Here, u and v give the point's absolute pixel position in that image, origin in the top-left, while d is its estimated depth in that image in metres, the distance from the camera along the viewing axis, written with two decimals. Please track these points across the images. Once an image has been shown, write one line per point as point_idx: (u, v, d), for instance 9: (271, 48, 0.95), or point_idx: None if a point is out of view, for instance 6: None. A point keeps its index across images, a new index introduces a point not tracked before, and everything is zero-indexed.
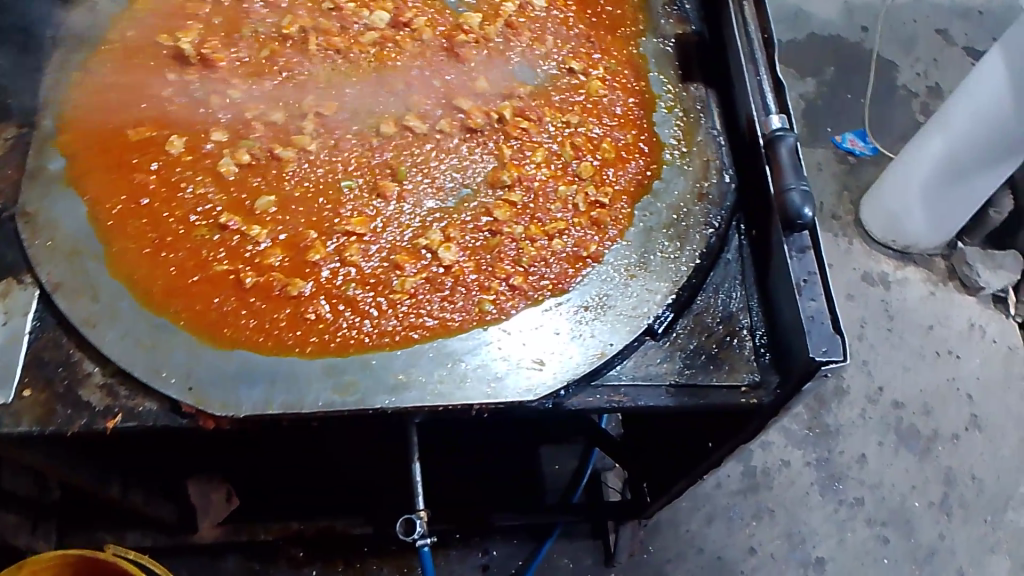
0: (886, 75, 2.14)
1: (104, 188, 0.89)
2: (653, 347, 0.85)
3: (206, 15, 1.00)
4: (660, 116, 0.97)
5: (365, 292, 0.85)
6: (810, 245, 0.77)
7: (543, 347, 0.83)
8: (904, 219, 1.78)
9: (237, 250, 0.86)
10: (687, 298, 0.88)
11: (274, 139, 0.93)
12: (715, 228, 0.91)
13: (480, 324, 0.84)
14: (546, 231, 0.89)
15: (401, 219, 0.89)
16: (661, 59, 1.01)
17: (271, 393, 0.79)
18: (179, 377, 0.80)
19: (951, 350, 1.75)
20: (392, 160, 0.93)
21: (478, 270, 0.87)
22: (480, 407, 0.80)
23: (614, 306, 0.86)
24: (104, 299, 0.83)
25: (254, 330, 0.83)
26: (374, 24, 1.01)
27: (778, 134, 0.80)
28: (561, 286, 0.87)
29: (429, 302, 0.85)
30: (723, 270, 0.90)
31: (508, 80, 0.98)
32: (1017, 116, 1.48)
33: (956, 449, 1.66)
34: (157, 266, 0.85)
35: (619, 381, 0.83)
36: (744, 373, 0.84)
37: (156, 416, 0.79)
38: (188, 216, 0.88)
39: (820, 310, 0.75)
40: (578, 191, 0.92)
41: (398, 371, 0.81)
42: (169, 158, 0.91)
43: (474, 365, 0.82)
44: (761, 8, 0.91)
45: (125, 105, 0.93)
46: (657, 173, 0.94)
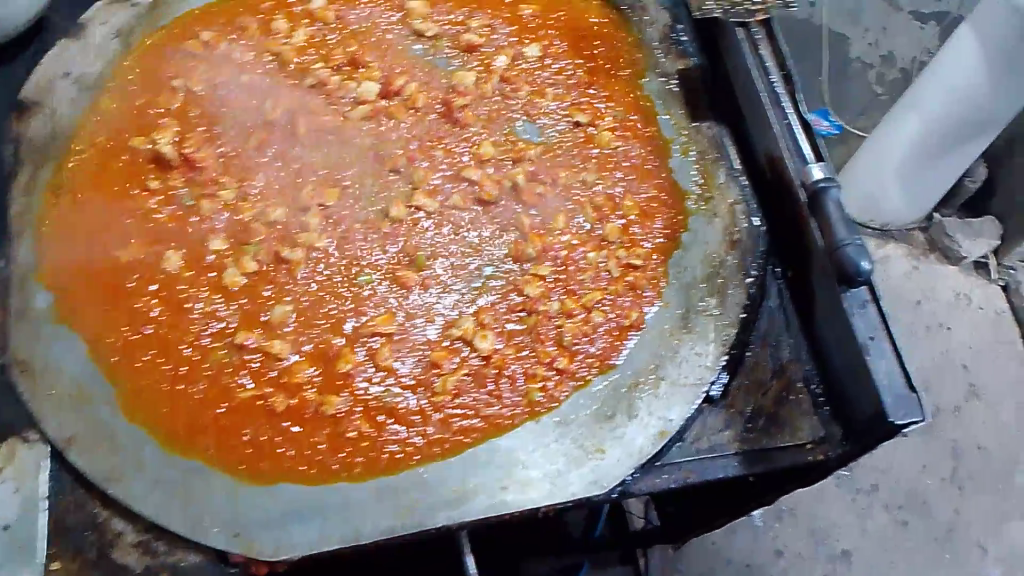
0: (841, 48, 2.10)
1: (102, 322, 0.82)
2: (712, 415, 0.83)
3: (179, 108, 0.91)
4: (676, 161, 0.93)
5: (406, 399, 0.80)
6: (869, 299, 0.76)
7: (602, 432, 0.79)
8: (883, 198, 1.77)
9: (261, 371, 0.80)
10: (737, 357, 0.85)
11: (278, 239, 0.86)
12: (753, 278, 0.87)
13: (532, 416, 0.80)
14: (583, 304, 0.86)
15: (429, 310, 0.84)
16: (667, 99, 0.96)
17: (326, 528, 0.73)
18: (221, 525, 0.73)
19: (941, 322, 1.77)
20: (409, 244, 0.87)
21: (521, 358, 0.83)
22: (547, 507, 0.75)
23: (667, 376, 0.82)
24: (124, 448, 0.76)
25: (295, 458, 0.77)
26: (363, 95, 0.94)
27: (822, 184, 0.78)
28: (608, 361, 0.83)
29: (475, 400, 0.81)
30: (767, 319, 0.87)
31: (512, 138, 0.93)
32: (991, 87, 1.48)
33: (959, 421, 1.68)
34: (176, 401, 0.79)
35: (683, 456, 0.80)
36: (806, 429, 0.82)
37: (202, 569, 0.73)
38: (201, 339, 0.81)
39: (890, 370, 0.73)
40: (608, 256, 0.88)
41: (456, 482, 0.76)
42: (167, 276, 0.84)
43: (534, 463, 0.78)
44: (775, 42, 0.87)
45: (109, 222, 0.85)
46: (685, 225, 0.90)
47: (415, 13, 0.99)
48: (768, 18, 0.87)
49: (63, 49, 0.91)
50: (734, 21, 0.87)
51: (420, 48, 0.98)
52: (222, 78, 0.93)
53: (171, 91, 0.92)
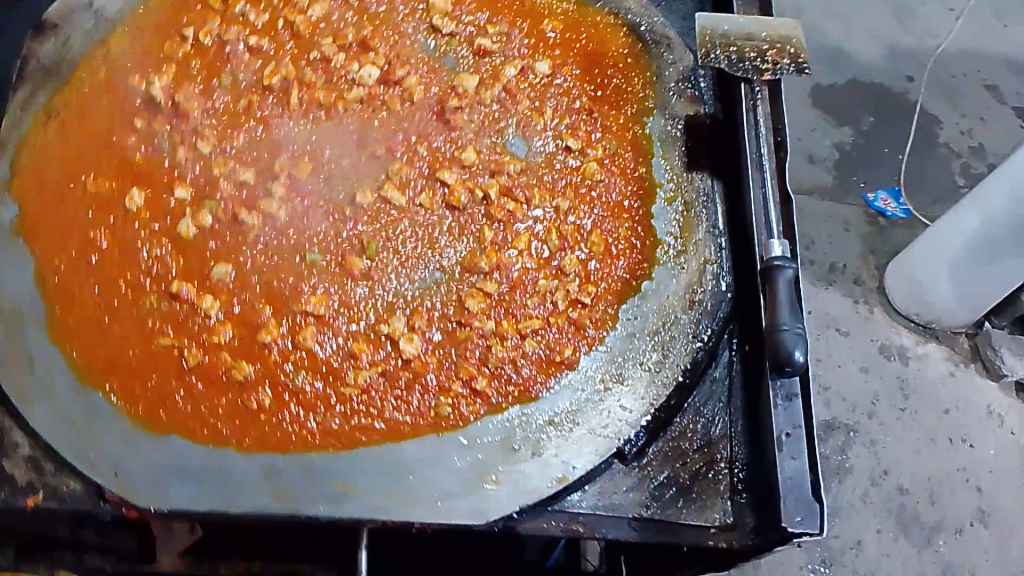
0: (928, 129, 1.98)
1: (54, 243, 0.84)
2: (621, 472, 0.79)
3: (183, 58, 0.93)
4: (658, 208, 0.89)
5: (313, 387, 0.79)
6: (799, 392, 0.71)
7: (502, 464, 0.77)
8: (929, 290, 1.68)
9: (185, 323, 0.80)
10: (664, 420, 0.81)
11: (240, 201, 0.87)
12: (703, 342, 0.83)
13: (435, 430, 0.78)
14: (519, 329, 0.83)
15: (366, 302, 0.83)
16: (666, 141, 0.93)
17: (201, 491, 0.73)
18: (106, 463, 0.75)
19: (965, 437, 1.65)
20: (366, 233, 0.87)
21: (440, 370, 0.81)
22: (424, 526, 0.73)
23: (584, 422, 0.79)
24: (39, 369, 0.78)
25: (191, 416, 0.77)
26: (362, 79, 0.94)
27: (778, 262, 0.73)
28: (528, 392, 0.80)
29: (383, 401, 0.79)
30: (708, 389, 0.83)
31: (499, 151, 0.92)
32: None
33: (959, 544, 1.56)
34: (100, 335, 0.80)
35: (580, 507, 0.77)
36: (717, 511, 0.77)
37: (78, 500, 0.75)
38: (139, 280, 0.82)
39: (799, 470, 0.68)
40: (559, 287, 0.85)
41: (340, 477, 0.75)
42: (126, 214, 0.85)
43: (423, 479, 0.75)
44: (776, 104, 0.83)
45: (88, 151, 0.87)
46: (648, 272, 0.86)
47: (436, 9, 0.99)
48: (776, 79, 0.84)
49: None
50: (738, 75, 0.83)
51: (432, 43, 0.97)
52: (231, 37, 0.94)
53: (181, 39, 0.94)
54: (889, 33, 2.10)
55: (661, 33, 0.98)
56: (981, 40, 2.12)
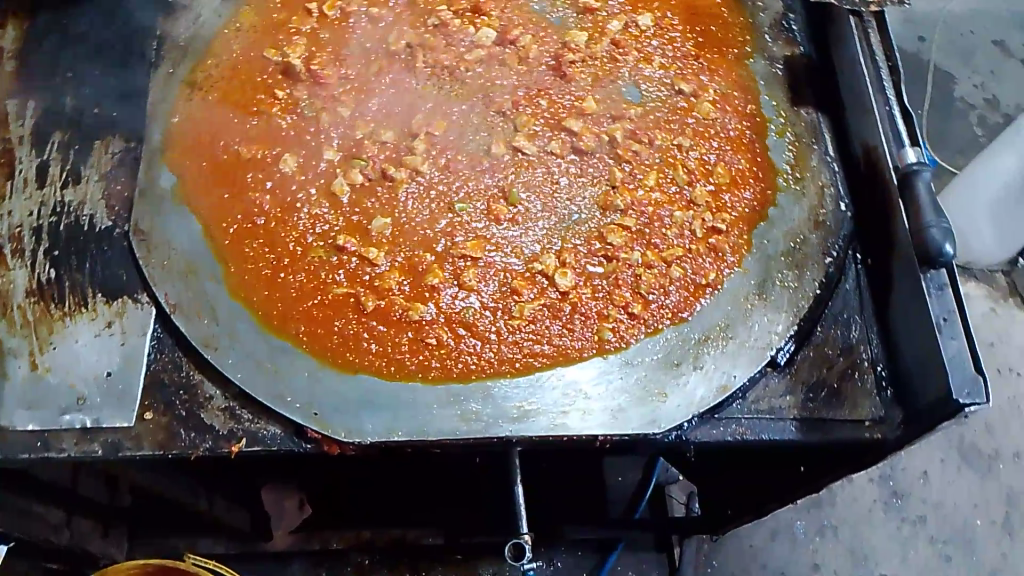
0: (944, 87, 2.08)
1: (217, 207, 0.88)
2: (775, 380, 0.84)
3: (311, 30, 0.98)
4: (773, 140, 0.95)
5: (485, 319, 0.84)
6: (948, 283, 0.76)
7: (665, 378, 0.82)
8: (969, 237, 1.74)
9: (355, 272, 0.85)
10: (808, 330, 0.87)
11: (385, 159, 0.92)
12: (833, 258, 0.89)
13: (599, 352, 0.83)
14: (664, 258, 0.88)
15: (517, 242, 0.88)
16: (770, 81, 0.99)
17: (395, 420, 0.78)
18: (303, 402, 0.79)
19: (1012, 367, 1.74)
20: (505, 180, 0.92)
21: (595, 298, 0.86)
22: (605, 438, 0.79)
23: (736, 337, 0.85)
24: (223, 320, 0.82)
25: (375, 355, 0.81)
26: (481, 41, 0.99)
27: (915, 167, 0.80)
28: (680, 315, 0.86)
29: (549, 329, 0.84)
30: (842, 300, 0.89)
31: (616, 98, 0.97)
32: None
33: (1018, 468, 1.64)
34: (275, 288, 0.84)
35: (741, 414, 0.82)
36: (866, 408, 0.83)
37: (278, 439, 0.78)
38: (305, 237, 0.87)
39: (960, 351, 0.74)
40: (694, 217, 0.91)
41: (521, 401, 0.80)
42: (282, 176, 0.89)
43: (599, 399, 0.81)
44: (885, 34, 0.89)
45: (235, 120, 0.92)
46: (773, 200, 0.92)
47: None
48: (881, 11, 0.91)
49: None
50: (848, 8, 0.90)
51: (539, 5, 1.03)
52: (354, 9, 1.00)
53: (306, 13, 0.99)
54: None
55: None
56: None
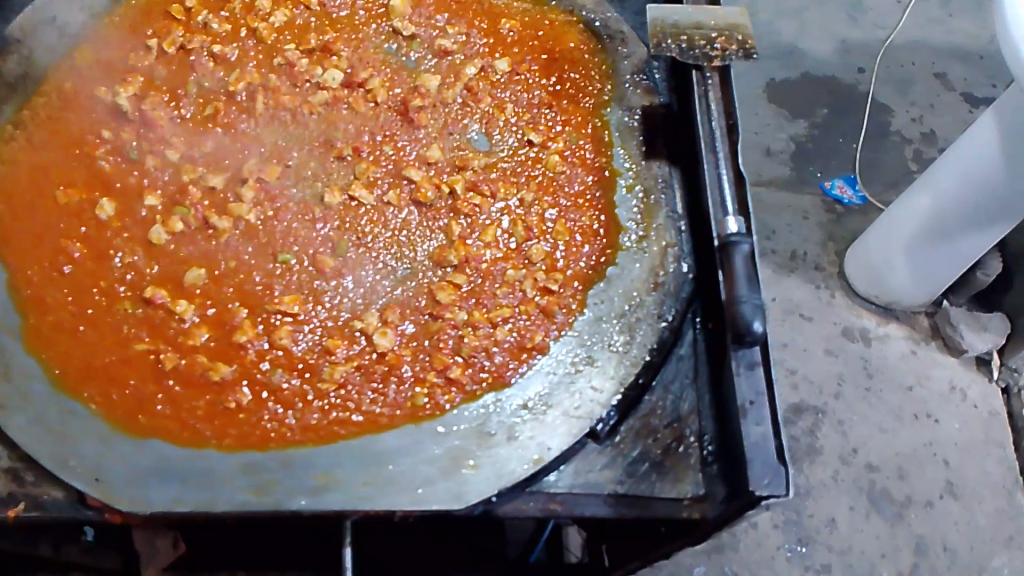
0: (880, 119, 2.02)
1: (27, 256, 0.84)
2: (595, 451, 0.81)
3: (148, 68, 0.95)
4: (620, 196, 0.92)
5: (289, 383, 0.80)
6: (760, 362, 0.74)
7: (478, 448, 0.78)
8: (887, 274, 1.71)
9: (160, 327, 0.81)
10: (634, 398, 0.83)
11: (210, 206, 0.88)
12: (668, 322, 0.86)
13: (412, 419, 0.80)
14: (490, 318, 0.85)
15: (339, 299, 0.85)
16: (624, 133, 0.96)
17: (183, 489, 0.74)
18: (86, 468, 0.75)
19: (930, 412, 1.69)
20: (336, 231, 0.88)
21: (414, 361, 0.82)
22: (405, 513, 0.74)
23: (557, 405, 0.81)
24: (15, 378, 0.78)
25: (169, 418, 0.78)
26: (326, 82, 0.96)
27: (734, 239, 0.76)
28: (501, 378, 0.82)
29: (360, 394, 0.80)
30: (674, 366, 0.85)
31: (463, 147, 0.94)
32: (1004, 192, 1.41)
33: (929, 516, 1.60)
34: (75, 343, 0.81)
35: (557, 487, 0.79)
36: (688, 484, 0.80)
37: (62, 508, 0.74)
38: (113, 288, 0.83)
39: (764, 437, 0.71)
40: (527, 276, 0.87)
41: (320, 470, 0.76)
42: (98, 223, 0.86)
43: (406, 470, 0.77)
44: (728, 90, 0.86)
45: (57, 163, 0.89)
46: (612, 259, 0.89)
47: (395, 12, 1.02)
48: (726, 66, 0.87)
49: None
50: (690, 63, 0.86)
51: (394, 46, 1.00)
52: (195, 45, 0.96)
53: (145, 50, 0.96)
54: (841, 29, 2.14)
55: (615, 28, 1.02)
56: (926, 31, 2.15)
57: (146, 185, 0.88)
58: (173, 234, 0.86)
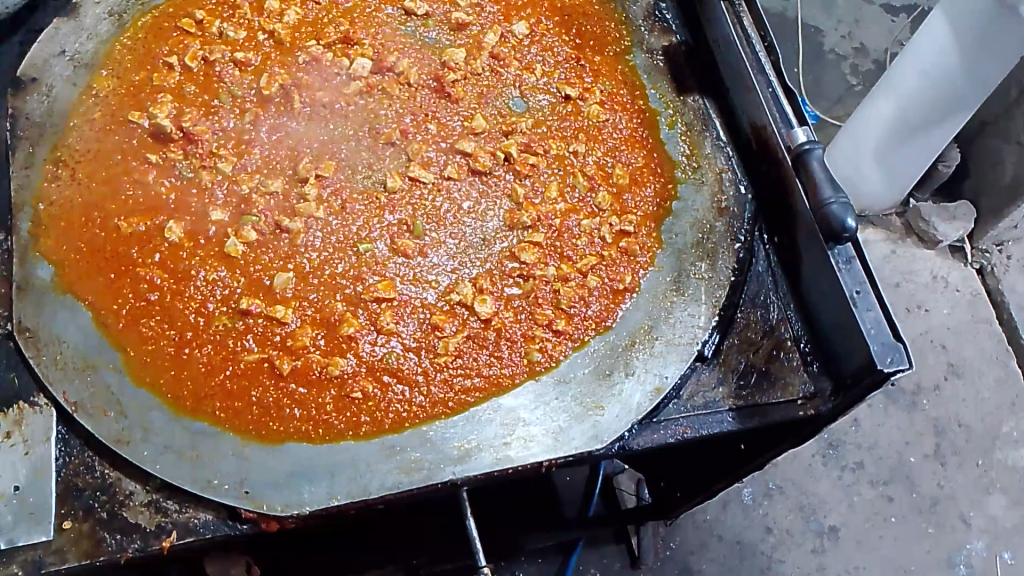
0: (813, 41, 2.11)
1: (104, 290, 0.83)
2: (706, 373, 0.85)
3: (175, 85, 0.93)
4: (665, 134, 0.96)
5: (406, 361, 0.81)
6: (855, 255, 0.78)
7: (601, 390, 0.81)
8: (858, 181, 1.78)
9: (265, 336, 0.81)
10: (729, 317, 0.87)
11: (277, 211, 0.88)
12: (742, 243, 0.90)
13: (531, 375, 0.82)
14: (579, 268, 0.87)
15: (429, 275, 0.86)
16: (653, 74, 0.99)
17: (334, 485, 0.74)
18: (232, 482, 0.75)
19: (920, 304, 1.79)
20: (406, 213, 0.89)
21: (519, 320, 0.85)
22: (550, 463, 0.76)
23: (661, 336, 0.85)
24: (131, 412, 0.78)
25: (301, 420, 0.78)
26: (357, 72, 0.96)
27: (807, 146, 0.81)
28: (604, 323, 0.85)
29: (476, 361, 0.82)
30: (757, 282, 0.89)
31: (504, 113, 0.96)
32: (966, 77, 1.48)
33: (940, 398, 1.69)
34: (182, 366, 0.80)
35: (679, 414, 0.82)
36: (797, 386, 0.84)
37: (213, 527, 0.74)
38: (205, 306, 0.82)
39: (877, 321, 0.75)
40: (601, 222, 0.90)
41: (458, 440, 0.78)
42: (170, 247, 0.85)
43: (539, 424, 0.79)
44: (756, 14, 0.91)
45: (109, 196, 0.87)
46: (674, 193, 0.92)
47: None
48: None
49: (56, 28, 0.94)
50: None
51: (410, 26, 1.01)
52: (217, 56, 0.95)
53: (167, 68, 0.94)
54: None
55: None
56: None
57: (207, 201, 0.87)
58: (251, 246, 0.85)
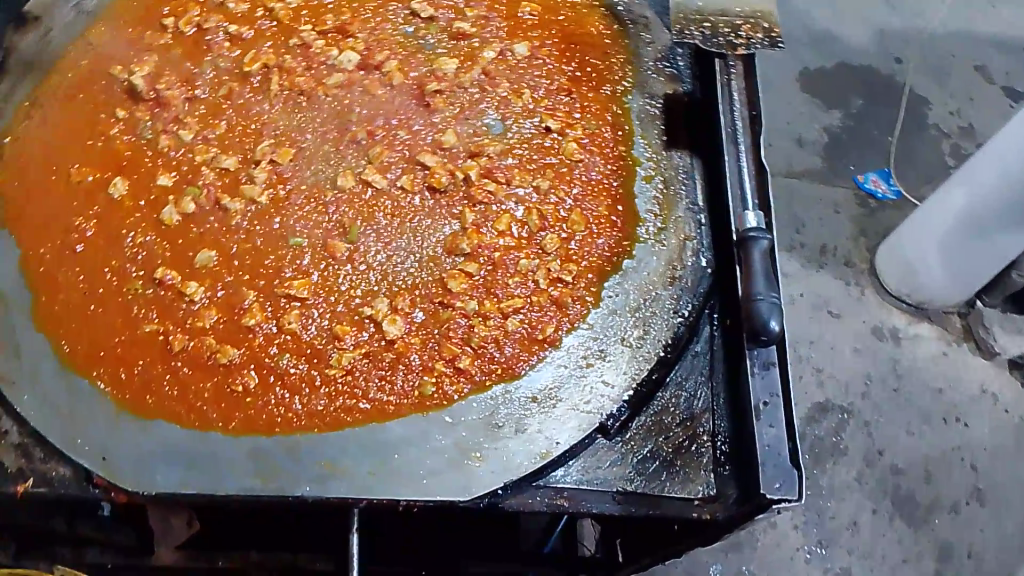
0: (917, 111, 1.88)
1: (39, 231, 0.84)
2: (605, 447, 0.78)
3: (164, 47, 0.95)
4: (638, 186, 0.90)
5: (288, 363, 0.80)
6: (775, 362, 0.76)
7: (485, 441, 0.76)
8: (922, 272, 1.57)
9: (169, 309, 0.81)
10: (646, 394, 0.81)
11: (221, 187, 0.87)
12: (684, 318, 0.83)
13: (419, 409, 0.78)
14: (501, 309, 0.83)
15: (348, 283, 0.83)
16: (644, 120, 0.93)
17: (190, 474, 0.73)
18: (94, 447, 0.75)
19: (959, 416, 1.51)
20: (350, 215, 0.87)
21: (424, 348, 0.81)
22: (409, 503, 0.73)
23: (566, 399, 0.79)
24: (27, 358, 0.79)
25: (176, 399, 0.78)
26: (341, 64, 0.95)
27: (754, 236, 0.79)
28: (512, 370, 0.81)
29: (365, 381, 0.79)
30: (689, 364, 0.82)
31: (479, 133, 0.92)
32: None
33: (956, 523, 1.42)
34: (85, 322, 0.81)
35: (565, 482, 0.76)
36: (699, 485, 0.77)
37: (69, 486, 0.73)
38: (125, 268, 0.83)
39: (777, 439, 0.73)
40: (540, 265, 0.85)
41: (325, 458, 0.75)
42: (109, 201, 0.86)
43: (410, 463, 0.75)
44: (750, 81, 0.89)
45: (69, 142, 0.89)
46: (628, 251, 0.87)
47: None
48: (747, 56, 0.89)
49: None
50: (713, 50, 0.86)
51: (411, 28, 0.98)
52: (211, 26, 0.96)
53: (161, 30, 0.96)
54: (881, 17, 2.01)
55: (638, 14, 1.00)
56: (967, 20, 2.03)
57: (158, 164, 0.88)
58: (187, 218, 0.85)
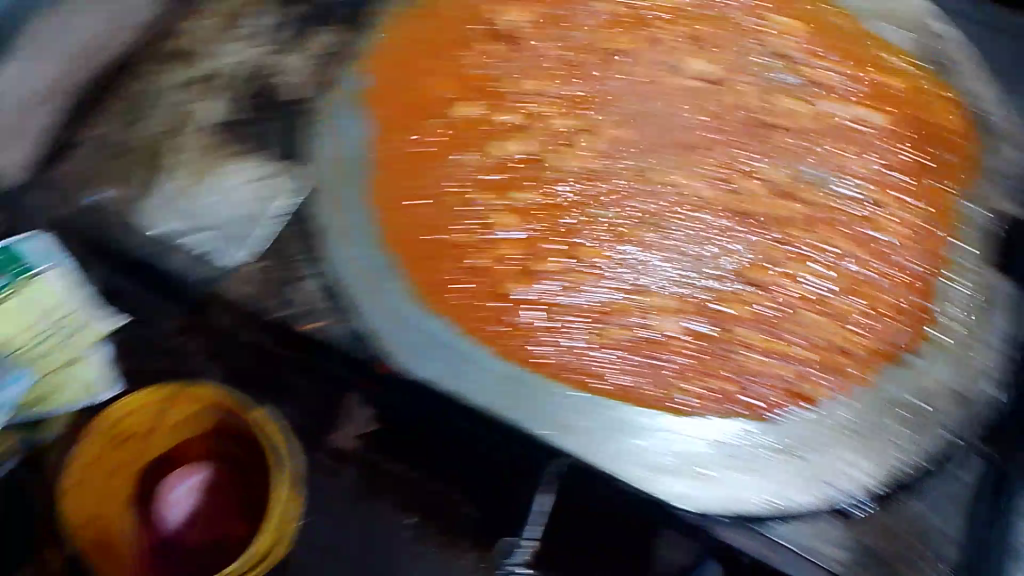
0: None
1: (129, 164, 0.78)
2: (840, 521, 0.62)
3: None
4: (874, 99, 0.75)
5: (418, 280, 0.68)
6: (1011, 337, 0.66)
7: (704, 465, 0.62)
8: None
9: (317, 243, 0.70)
10: (903, 431, 0.63)
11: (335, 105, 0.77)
12: (942, 313, 0.66)
13: (606, 391, 0.65)
14: (691, 263, 0.68)
15: (511, 217, 0.70)
16: (863, 17, 0.78)
17: None
18: (217, 398, 0.71)
19: None
20: (475, 116, 0.74)
21: (608, 287, 0.68)
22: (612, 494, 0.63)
23: (799, 446, 0.62)
24: (149, 296, 0.77)
25: (320, 343, 0.67)
26: None
27: None
28: (711, 362, 0.65)
29: (543, 328, 0.66)
30: (949, 392, 0.64)
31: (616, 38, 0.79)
32: None
33: None
34: (185, 261, 0.73)
35: (786, 540, 0.61)
36: (947, 507, 0.63)
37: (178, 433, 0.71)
38: (225, 205, 0.75)
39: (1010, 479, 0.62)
40: (727, 219, 0.70)
41: (506, 422, 0.64)
42: (203, 130, 0.78)
43: (581, 395, 0.64)
44: None
45: (152, 71, 0.82)
46: (892, 176, 0.71)
47: None
48: None
49: None
50: None
51: None
52: None
53: None
54: None
55: None
56: None
57: (245, 94, 0.80)
58: (285, 145, 0.76)
